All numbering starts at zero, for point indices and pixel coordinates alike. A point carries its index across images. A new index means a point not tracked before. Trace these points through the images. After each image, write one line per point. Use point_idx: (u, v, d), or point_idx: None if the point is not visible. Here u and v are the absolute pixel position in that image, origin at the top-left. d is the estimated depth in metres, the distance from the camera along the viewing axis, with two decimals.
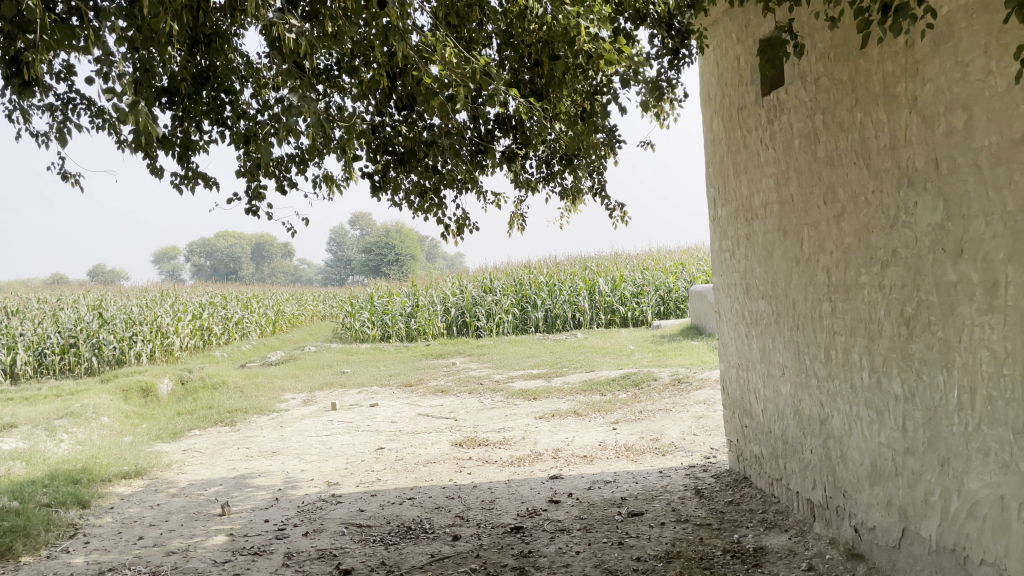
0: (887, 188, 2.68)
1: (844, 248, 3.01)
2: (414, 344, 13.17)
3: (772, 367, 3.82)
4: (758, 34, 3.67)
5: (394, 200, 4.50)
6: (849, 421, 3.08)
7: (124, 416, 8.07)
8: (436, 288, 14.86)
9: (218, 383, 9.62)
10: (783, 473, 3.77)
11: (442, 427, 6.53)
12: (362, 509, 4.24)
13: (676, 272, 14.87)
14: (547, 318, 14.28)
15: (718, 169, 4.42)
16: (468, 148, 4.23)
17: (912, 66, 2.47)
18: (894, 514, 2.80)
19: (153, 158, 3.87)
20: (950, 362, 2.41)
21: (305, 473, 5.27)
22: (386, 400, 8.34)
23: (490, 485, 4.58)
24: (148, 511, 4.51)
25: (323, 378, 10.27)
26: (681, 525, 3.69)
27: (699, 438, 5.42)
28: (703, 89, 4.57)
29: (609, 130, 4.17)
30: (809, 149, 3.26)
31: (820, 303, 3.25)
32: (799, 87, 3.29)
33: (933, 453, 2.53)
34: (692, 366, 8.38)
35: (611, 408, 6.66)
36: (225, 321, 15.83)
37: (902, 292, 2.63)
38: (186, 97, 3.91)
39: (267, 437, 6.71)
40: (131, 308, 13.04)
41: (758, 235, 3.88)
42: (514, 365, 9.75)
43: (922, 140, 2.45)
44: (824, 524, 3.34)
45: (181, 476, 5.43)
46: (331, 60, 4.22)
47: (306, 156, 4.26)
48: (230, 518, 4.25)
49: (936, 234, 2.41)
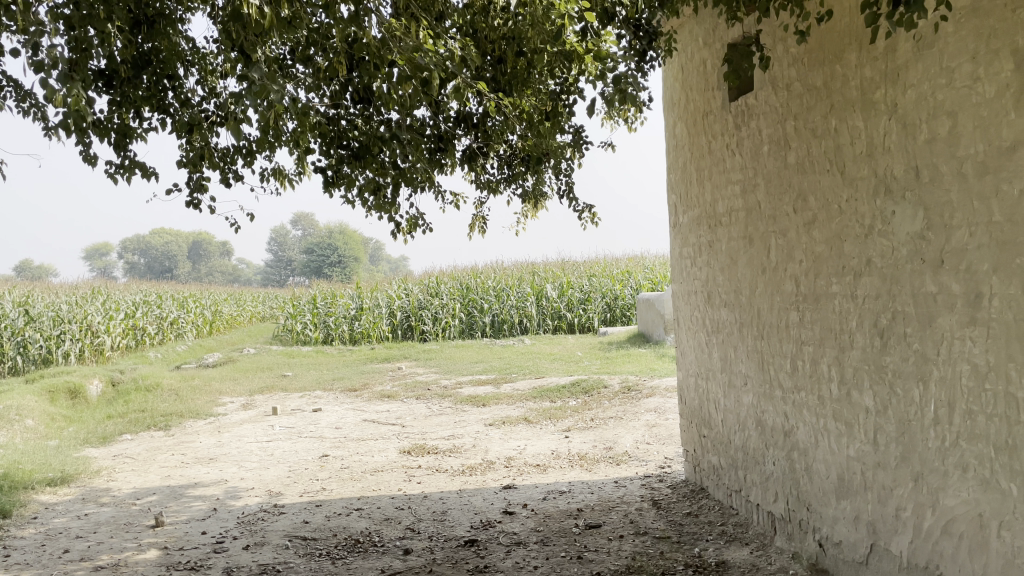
0: (862, 196, 2.63)
1: (814, 257, 2.96)
2: (358, 348, 12.90)
3: (733, 378, 3.77)
4: (727, 39, 3.61)
5: (348, 197, 4.30)
6: (815, 433, 3.02)
7: (50, 419, 7.65)
8: (381, 291, 14.62)
9: (152, 385, 9.23)
10: (743, 484, 3.71)
11: (388, 434, 6.34)
12: (306, 521, 4.03)
13: (623, 280, 14.88)
14: (494, 323, 14.14)
15: (680, 175, 4.36)
16: (426, 144, 4.06)
17: (893, 72, 2.42)
18: (862, 529, 2.74)
19: (85, 145, 3.60)
20: (926, 375, 2.35)
21: (245, 481, 5.03)
22: (329, 404, 8.09)
23: (441, 495, 4.42)
24: (75, 521, 4.22)
25: (262, 381, 9.96)
26: (640, 539, 3.60)
27: (653, 448, 5.34)
28: (666, 95, 4.51)
29: (575, 132, 4.04)
30: (778, 156, 3.21)
31: (788, 313, 3.19)
32: (769, 93, 3.24)
33: (906, 468, 2.48)
34: (641, 373, 8.36)
35: (562, 415, 6.55)
36: (159, 321, 15.27)
37: (876, 303, 2.58)
38: (125, 80, 3.60)
39: (205, 443, 6.42)
40: (60, 305, 12.49)
41: (721, 243, 3.82)
42: (462, 371, 9.58)
43: (901, 147, 2.40)
44: (786, 538, 3.28)
45: (111, 484, 5.13)
46: (283, 48, 4.03)
47: (254, 147, 4.04)
48: (164, 530, 4.00)
49: (915, 243, 2.36)
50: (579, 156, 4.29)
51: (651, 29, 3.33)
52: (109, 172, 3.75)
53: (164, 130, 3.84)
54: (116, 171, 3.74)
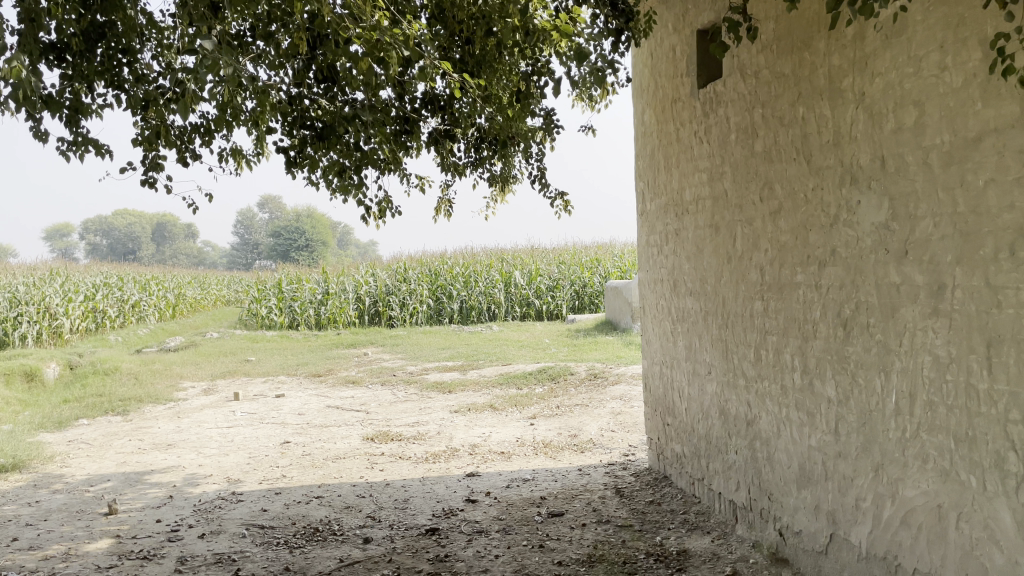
0: (828, 185, 2.61)
1: (779, 246, 2.94)
2: (324, 333, 12.76)
3: (698, 366, 3.76)
4: (696, 24, 3.57)
5: (311, 179, 4.20)
6: (777, 423, 3.02)
7: (5, 403, 7.47)
8: (348, 275, 14.48)
9: (111, 369, 9.04)
10: (705, 473, 3.71)
11: (352, 420, 6.27)
12: (265, 509, 3.96)
13: (592, 267, 14.88)
14: (462, 309, 14.08)
15: (648, 163, 4.33)
16: (392, 126, 3.96)
17: (862, 60, 2.39)
18: (822, 519, 2.74)
19: (35, 121, 3.42)
20: (888, 366, 2.35)
21: (203, 468, 4.93)
22: (292, 390, 7.99)
23: (404, 483, 4.37)
24: (25, 509, 4.10)
25: (225, 366, 9.80)
26: (602, 527, 3.58)
27: (617, 435, 5.34)
28: (634, 82, 4.48)
29: (546, 115, 3.98)
30: (745, 144, 3.18)
31: (752, 302, 3.18)
32: (737, 80, 3.22)
33: (866, 458, 2.48)
34: (607, 361, 8.35)
35: (528, 403, 6.53)
36: (121, 303, 14.98)
37: (840, 293, 2.57)
38: (78, 55, 3.44)
39: (164, 429, 6.30)
40: (16, 286, 12.18)
41: (688, 231, 3.80)
42: (428, 357, 9.52)
43: (867, 137, 2.39)
44: (747, 527, 3.29)
45: (65, 470, 5.00)
46: (244, 25, 3.92)
47: (212, 126, 3.92)
48: (118, 518, 3.90)
49: (880, 234, 2.35)
50: (550, 140, 4.23)
51: (628, 7, 2.98)
52: (60, 149, 3.58)
53: (119, 107, 3.69)
54: (68, 148, 3.58)
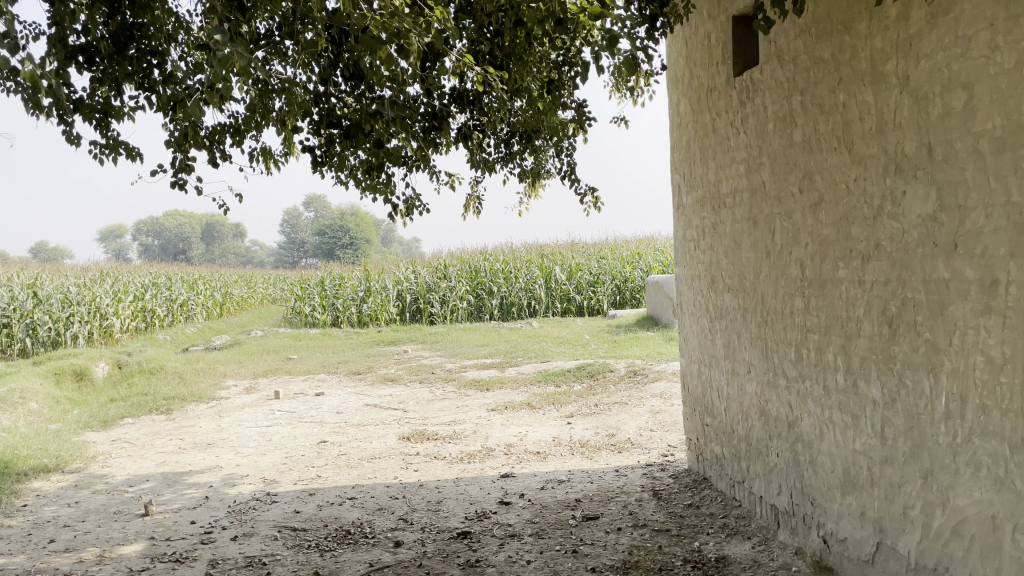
0: (871, 175, 2.47)
1: (820, 240, 2.80)
2: (365, 330, 12.83)
3: (737, 365, 3.63)
4: (732, 10, 3.44)
5: (339, 179, 4.15)
6: (820, 426, 2.89)
7: (55, 402, 7.62)
8: (388, 273, 14.51)
9: (156, 368, 9.16)
10: (746, 475, 3.58)
11: (389, 419, 6.25)
12: (298, 510, 3.95)
13: (634, 262, 14.71)
14: (502, 305, 14.02)
15: (683, 155, 4.21)
16: (420, 122, 3.90)
17: (906, 41, 2.25)
18: (868, 527, 2.61)
19: (67, 125, 3.43)
20: (937, 367, 2.21)
21: (240, 468, 4.95)
22: (332, 388, 8.01)
23: (438, 484, 4.31)
24: (64, 509, 4.14)
25: (267, 365, 9.88)
26: (639, 531, 3.48)
27: (656, 435, 5.22)
28: (669, 71, 4.35)
29: (579, 107, 3.86)
30: (784, 134, 3.04)
31: (793, 299, 3.05)
32: (775, 67, 3.08)
33: (914, 464, 2.34)
34: (648, 358, 8.21)
35: (566, 401, 6.43)
36: (169, 302, 15.25)
37: (885, 289, 2.43)
38: (108, 59, 3.42)
39: (204, 428, 6.35)
40: (68, 287, 12.44)
41: (725, 225, 3.66)
42: (467, 354, 9.48)
43: (913, 123, 2.25)
44: (789, 533, 3.15)
45: (107, 470, 5.06)
46: (273, 24, 3.89)
47: (241, 126, 3.90)
48: (153, 519, 3.92)
49: (927, 226, 2.21)
50: (582, 133, 4.13)
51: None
52: (92, 152, 3.58)
53: (150, 109, 3.68)
54: (100, 152, 3.58)
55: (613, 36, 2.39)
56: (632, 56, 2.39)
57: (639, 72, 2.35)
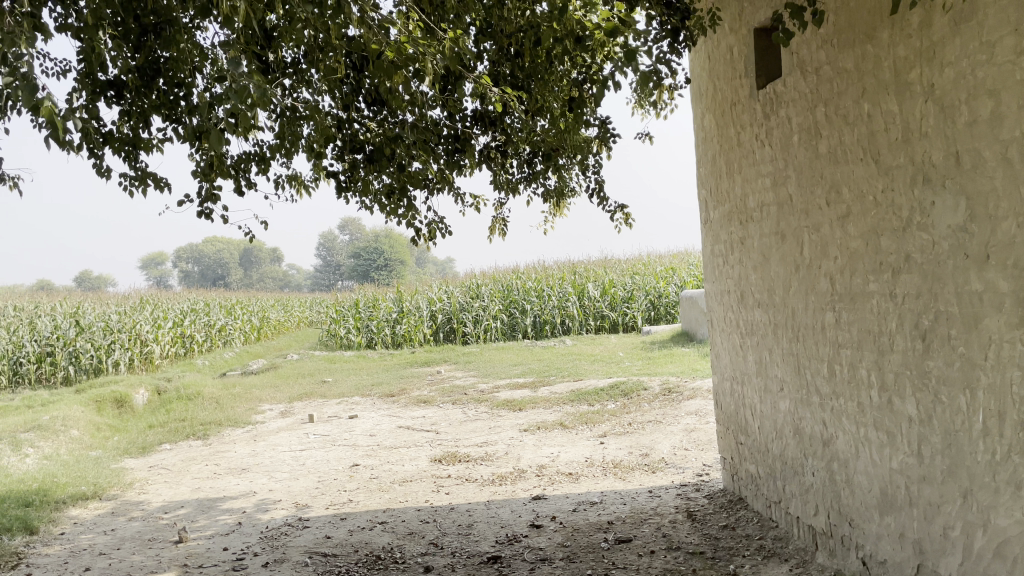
0: (899, 186, 2.41)
1: (849, 253, 2.74)
2: (399, 352, 12.87)
3: (769, 382, 3.55)
4: (754, 23, 3.40)
5: (364, 204, 4.17)
6: (855, 444, 2.81)
7: (96, 429, 7.75)
8: (421, 294, 14.57)
9: (194, 394, 9.27)
10: (782, 496, 3.49)
11: (422, 441, 6.24)
12: (329, 536, 3.94)
13: (667, 277, 14.59)
14: (535, 323, 13.98)
15: (709, 170, 4.16)
16: (443, 145, 3.91)
17: (929, 49, 2.20)
18: (908, 548, 2.52)
19: (98, 158, 3.51)
20: (973, 382, 2.13)
21: (274, 493, 4.97)
22: (365, 411, 8.03)
23: (469, 507, 4.29)
24: (101, 537, 4.19)
25: (303, 388, 9.95)
26: (673, 555, 3.41)
27: (691, 454, 5.14)
28: (693, 86, 4.31)
29: (602, 125, 3.83)
30: (809, 146, 2.99)
31: (823, 314, 2.97)
32: (798, 79, 3.04)
33: (953, 483, 2.26)
34: (683, 374, 8.10)
35: (599, 420, 6.37)
36: (207, 328, 15.47)
37: (917, 302, 2.37)
38: (136, 92, 3.48)
39: (240, 453, 6.40)
40: (110, 315, 12.67)
41: (754, 239, 3.60)
42: (500, 374, 9.44)
43: (940, 132, 2.19)
44: (828, 554, 3.06)
45: (144, 497, 5.11)
46: (296, 52, 3.93)
47: (266, 154, 3.94)
48: (186, 546, 3.94)
49: (958, 237, 2.14)
50: (606, 151, 4.10)
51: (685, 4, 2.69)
52: (123, 184, 3.66)
53: (177, 140, 3.73)
54: (130, 184, 3.65)
55: (632, 51, 2.32)
56: (654, 70, 2.31)
57: (659, 87, 2.27)
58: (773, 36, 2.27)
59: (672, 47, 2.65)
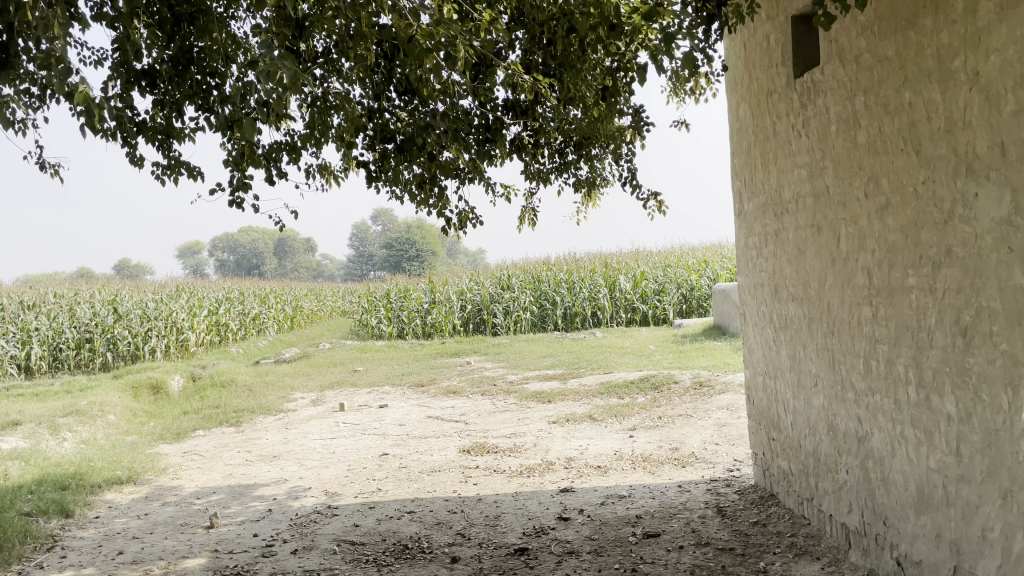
0: (941, 177, 2.34)
1: (888, 246, 2.67)
2: (429, 342, 12.91)
3: (803, 378, 3.49)
4: (791, 9, 3.33)
5: (394, 194, 4.18)
6: (891, 441, 2.75)
7: (132, 414, 7.88)
8: (451, 285, 14.59)
9: (227, 381, 9.39)
10: (814, 492, 3.44)
11: (451, 431, 6.25)
12: (357, 524, 3.96)
13: (699, 270, 14.45)
14: (566, 315, 13.94)
15: (743, 161, 4.10)
16: (474, 135, 3.90)
17: (975, 36, 2.13)
18: (944, 549, 2.46)
19: (132, 147, 3.55)
20: (1015, 380, 2.06)
21: (303, 481, 5.01)
22: (395, 400, 8.07)
23: (496, 498, 4.28)
24: (134, 521, 4.25)
25: (334, 377, 10.03)
26: (702, 550, 3.37)
27: (721, 449, 5.08)
28: (728, 75, 4.24)
29: (636, 112, 3.75)
30: (847, 136, 2.92)
31: (860, 308, 2.91)
32: (837, 67, 2.96)
33: (993, 483, 2.19)
34: (714, 368, 8.02)
35: (629, 413, 6.32)
36: (241, 316, 15.68)
37: (957, 298, 2.30)
38: (168, 80, 3.51)
39: (271, 440, 6.46)
40: (146, 302, 12.88)
41: (788, 232, 3.54)
42: (530, 365, 9.43)
43: (984, 122, 2.12)
44: (861, 554, 3.00)
45: (177, 482, 5.19)
46: (328, 41, 3.94)
47: (297, 143, 3.95)
48: (217, 532, 3.99)
49: (1001, 230, 2.07)
50: (640, 139, 4.04)
51: None
52: (156, 173, 3.70)
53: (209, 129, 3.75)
54: (163, 173, 3.68)
55: (668, 35, 2.27)
56: (690, 54, 2.26)
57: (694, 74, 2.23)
58: (815, 20, 2.18)
59: (708, 34, 2.59)
